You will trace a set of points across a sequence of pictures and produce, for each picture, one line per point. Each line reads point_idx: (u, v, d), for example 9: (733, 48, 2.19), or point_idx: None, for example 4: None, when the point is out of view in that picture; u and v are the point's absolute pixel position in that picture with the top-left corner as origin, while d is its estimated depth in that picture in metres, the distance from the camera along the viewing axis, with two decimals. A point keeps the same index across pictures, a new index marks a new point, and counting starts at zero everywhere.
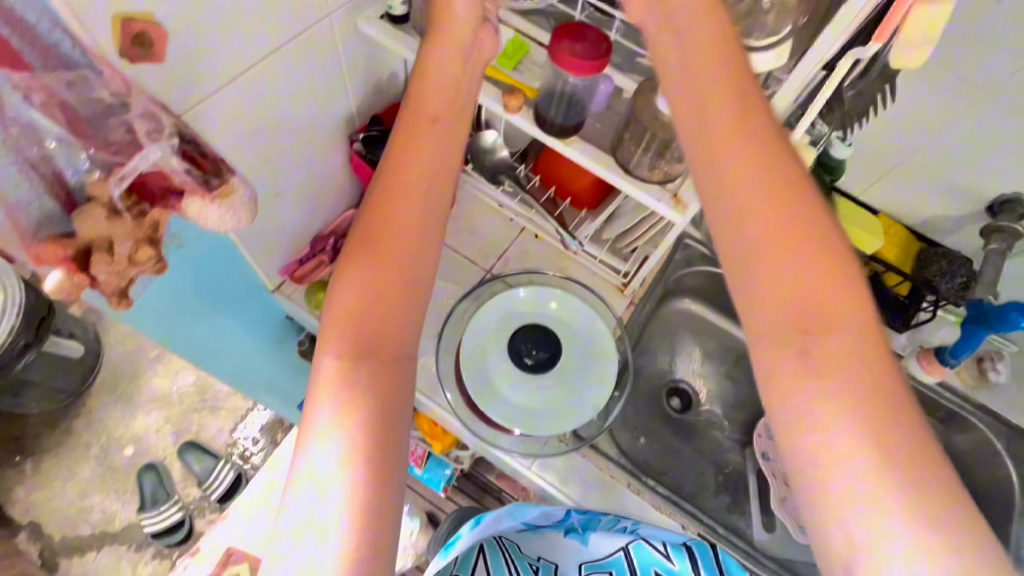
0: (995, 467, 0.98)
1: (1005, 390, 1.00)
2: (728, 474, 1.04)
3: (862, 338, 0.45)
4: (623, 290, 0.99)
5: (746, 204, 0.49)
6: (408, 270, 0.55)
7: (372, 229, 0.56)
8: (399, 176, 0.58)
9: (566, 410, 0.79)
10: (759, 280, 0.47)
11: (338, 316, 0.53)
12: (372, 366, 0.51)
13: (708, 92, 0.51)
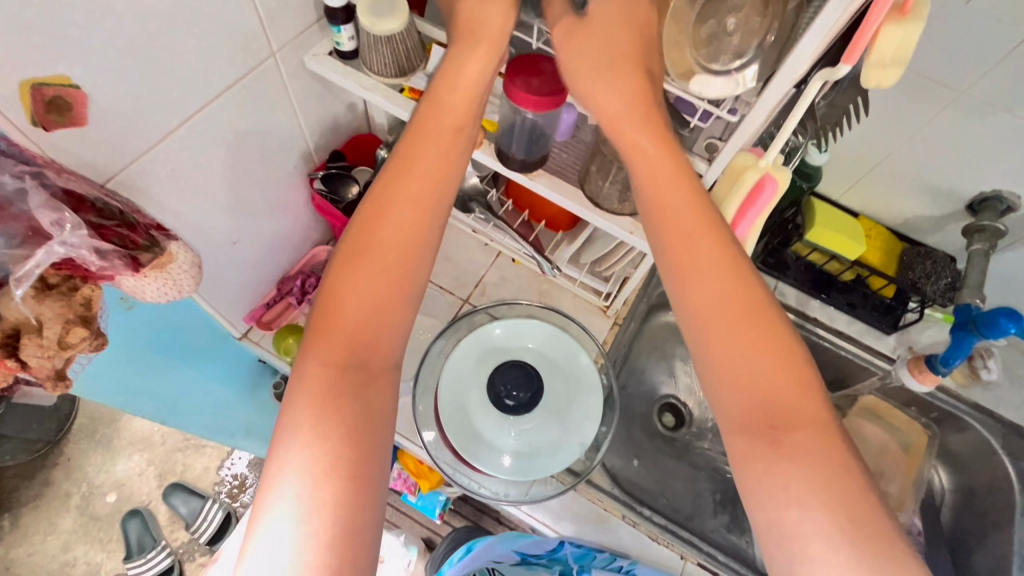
0: (992, 467, 0.96)
1: (998, 386, 0.99)
2: (726, 491, 1.01)
3: (829, 436, 0.43)
4: (606, 311, 0.97)
5: (708, 299, 0.48)
6: (393, 306, 0.51)
7: (362, 253, 0.51)
8: (405, 172, 0.53)
9: (554, 448, 0.76)
10: (730, 375, 0.46)
11: (324, 318, 0.50)
12: (349, 410, 0.47)
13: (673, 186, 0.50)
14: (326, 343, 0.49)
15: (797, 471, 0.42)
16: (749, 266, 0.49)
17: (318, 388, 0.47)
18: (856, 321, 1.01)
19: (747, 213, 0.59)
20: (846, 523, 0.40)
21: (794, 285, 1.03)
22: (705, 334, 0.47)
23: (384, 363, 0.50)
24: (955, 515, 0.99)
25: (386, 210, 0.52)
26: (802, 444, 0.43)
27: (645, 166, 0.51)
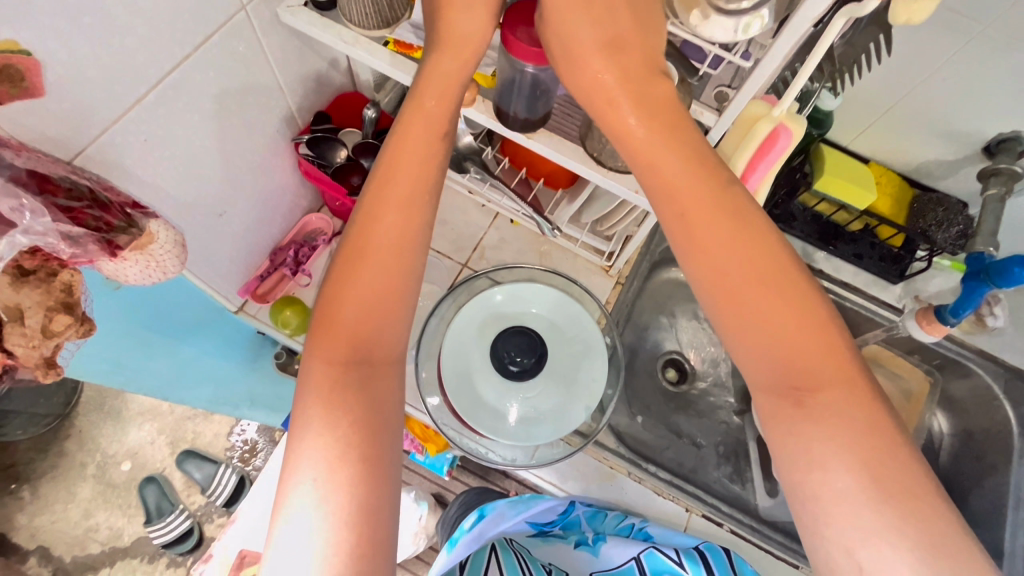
0: (993, 411, 0.97)
1: (1003, 332, 0.98)
2: (729, 443, 1.02)
3: (842, 380, 0.44)
4: (608, 270, 0.95)
5: (722, 262, 0.47)
6: (391, 299, 0.49)
7: (357, 246, 0.50)
8: (397, 154, 0.52)
9: (560, 413, 0.75)
10: (745, 332, 0.47)
11: (325, 315, 0.48)
12: (356, 400, 0.45)
13: (670, 139, 0.49)
14: (328, 338, 0.48)
15: (832, 440, 0.42)
16: (753, 212, 0.48)
17: (323, 382, 0.46)
18: (862, 272, 1.00)
19: (759, 163, 0.56)
20: (872, 482, 0.41)
21: (801, 237, 1.01)
22: (729, 312, 0.47)
23: (389, 354, 0.49)
24: (953, 459, 1.01)
25: (379, 203, 0.50)
26: (841, 412, 0.43)
27: (632, 138, 0.50)
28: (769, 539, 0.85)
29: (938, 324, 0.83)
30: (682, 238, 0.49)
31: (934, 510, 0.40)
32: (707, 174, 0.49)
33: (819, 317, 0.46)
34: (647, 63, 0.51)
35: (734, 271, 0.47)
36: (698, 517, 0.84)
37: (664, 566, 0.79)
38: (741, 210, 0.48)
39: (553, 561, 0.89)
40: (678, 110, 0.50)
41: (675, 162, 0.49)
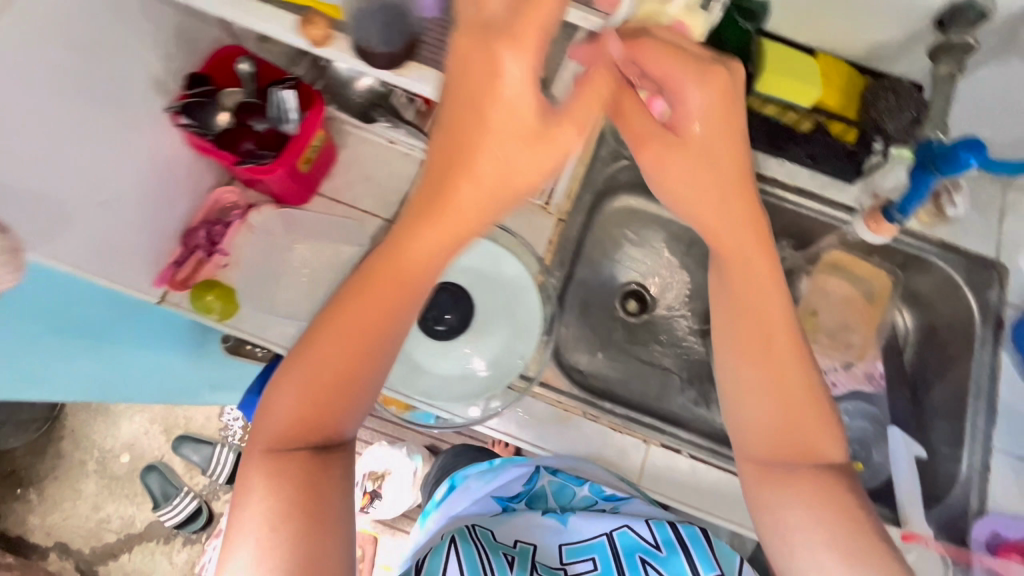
0: (955, 302, 0.95)
1: (964, 219, 0.95)
2: (691, 367, 1.01)
3: (806, 407, 0.59)
4: (548, 208, 0.90)
5: (744, 355, 0.59)
6: (352, 393, 0.55)
7: (343, 347, 0.54)
8: (400, 254, 0.52)
9: (494, 368, 0.78)
10: (755, 399, 0.59)
11: (291, 407, 0.54)
12: (304, 482, 0.53)
13: (699, 183, 0.55)
14: (284, 422, 0.54)
15: (809, 519, 0.57)
16: (774, 288, 0.59)
17: (271, 455, 0.53)
18: (818, 174, 0.95)
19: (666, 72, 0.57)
20: (822, 524, 0.56)
21: (751, 144, 0.95)
22: (744, 373, 0.59)
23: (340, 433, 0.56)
24: (917, 352, 0.99)
25: (372, 295, 0.53)
26: (814, 515, 0.56)
27: (679, 191, 0.56)
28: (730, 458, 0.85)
29: (884, 223, 0.88)
30: (726, 330, 0.60)
31: (861, 524, 0.56)
32: (756, 228, 0.58)
33: (806, 387, 0.59)
34: (594, 97, 0.50)
35: (751, 379, 0.59)
36: (657, 446, 0.83)
37: (636, 548, 0.80)
38: (769, 335, 0.59)
39: (519, 539, 0.83)
40: (742, 179, 0.57)
41: (713, 238, 0.58)
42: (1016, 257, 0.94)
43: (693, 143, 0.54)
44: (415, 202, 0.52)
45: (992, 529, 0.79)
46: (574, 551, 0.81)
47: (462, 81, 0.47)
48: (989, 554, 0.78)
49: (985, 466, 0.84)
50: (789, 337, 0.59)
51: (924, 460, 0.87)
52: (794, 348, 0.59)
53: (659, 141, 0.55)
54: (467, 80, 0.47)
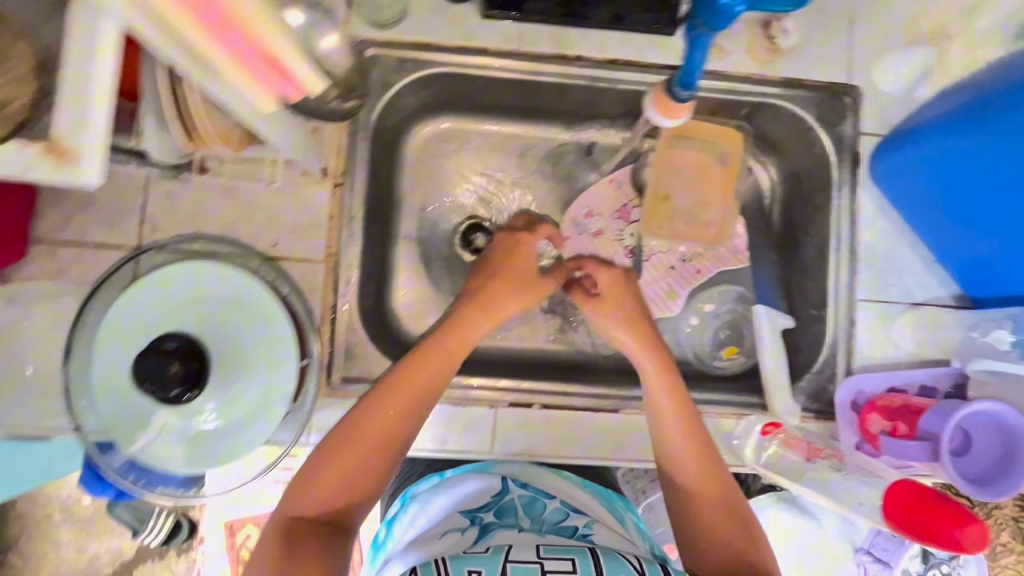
0: (810, 145, 0.83)
1: (807, 46, 0.80)
2: (553, 293, 0.90)
3: (738, 532, 0.60)
4: (318, 176, 0.74)
5: (678, 430, 0.66)
6: (371, 493, 0.58)
7: (369, 440, 0.58)
8: (413, 376, 0.62)
9: (250, 413, 0.60)
10: (688, 480, 0.63)
11: (317, 487, 0.56)
12: (329, 565, 0.52)
13: (608, 303, 0.75)
14: (330, 496, 0.56)
15: (721, 531, 0.60)
16: (686, 401, 0.67)
17: (301, 529, 0.54)
18: (631, 36, 0.79)
19: (219, 23, 0.36)
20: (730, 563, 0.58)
21: (544, 20, 0.77)
22: (687, 473, 0.64)
23: (359, 531, 0.57)
24: (785, 207, 0.88)
25: (404, 379, 0.62)
26: (722, 526, 0.60)
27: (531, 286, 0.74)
28: (588, 392, 0.79)
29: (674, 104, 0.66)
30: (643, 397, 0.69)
31: None
32: (632, 328, 0.73)
33: (727, 503, 0.62)
34: (526, 273, 0.74)
35: (697, 488, 0.63)
36: (504, 409, 0.76)
37: (620, 569, 0.48)
38: (683, 404, 0.67)
39: (497, 545, 0.54)
40: (632, 316, 0.74)
41: (630, 346, 0.72)
42: (870, 72, 0.81)
43: (611, 298, 0.75)
44: (413, 350, 0.65)
45: (857, 389, 0.76)
46: (552, 552, 0.51)
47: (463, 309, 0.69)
48: (856, 417, 0.76)
49: (852, 321, 0.79)
50: (732, 491, 0.63)
51: (792, 328, 0.82)
52: (711, 456, 0.65)
53: (589, 303, 0.76)
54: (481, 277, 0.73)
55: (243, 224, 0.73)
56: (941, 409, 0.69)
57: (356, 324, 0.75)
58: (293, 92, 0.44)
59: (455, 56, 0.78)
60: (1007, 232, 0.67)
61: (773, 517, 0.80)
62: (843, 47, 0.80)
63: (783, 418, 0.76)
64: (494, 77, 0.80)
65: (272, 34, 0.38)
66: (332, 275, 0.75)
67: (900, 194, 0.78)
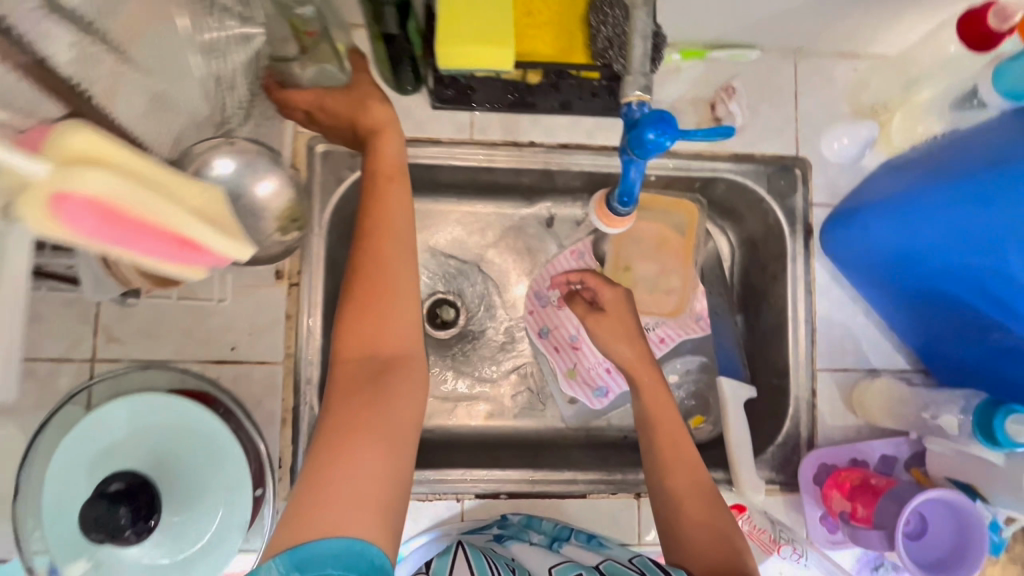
0: (764, 216, 0.84)
1: (754, 121, 0.81)
2: (520, 368, 0.90)
3: (731, 549, 0.60)
4: (274, 277, 0.73)
5: (668, 437, 0.68)
6: (399, 338, 0.55)
7: (371, 290, 0.55)
8: (386, 186, 0.58)
9: (204, 546, 0.59)
10: (680, 489, 0.65)
11: (350, 318, 0.55)
12: (365, 414, 0.51)
13: (627, 326, 0.74)
14: (355, 344, 0.54)
15: (708, 537, 0.62)
16: (673, 412, 0.70)
17: (341, 377, 0.54)
18: (580, 119, 0.79)
19: (133, 239, 0.34)
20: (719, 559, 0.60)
21: (493, 108, 0.76)
22: (677, 485, 0.65)
23: (402, 363, 0.55)
24: (744, 272, 0.89)
25: (384, 192, 0.57)
26: (706, 533, 0.62)
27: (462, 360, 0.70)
28: (555, 475, 0.79)
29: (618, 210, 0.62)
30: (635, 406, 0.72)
31: None
32: (627, 337, 0.74)
33: (723, 521, 0.63)
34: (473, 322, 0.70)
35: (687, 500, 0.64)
36: (471, 500, 0.76)
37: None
38: (671, 422, 0.69)
39: (516, 557, 0.67)
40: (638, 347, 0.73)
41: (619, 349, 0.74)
42: (817, 143, 0.82)
43: (614, 312, 0.76)
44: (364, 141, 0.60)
45: (819, 462, 0.77)
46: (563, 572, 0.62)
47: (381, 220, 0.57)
48: (818, 490, 0.76)
49: (812, 390, 0.80)
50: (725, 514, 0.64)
51: (755, 397, 0.83)
52: (699, 471, 0.66)
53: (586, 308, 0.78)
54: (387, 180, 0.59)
55: (198, 329, 0.73)
56: (898, 495, 0.67)
57: (318, 422, 0.75)
58: (218, 263, 0.42)
59: (407, 148, 0.78)
60: (947, 308, 0.69)
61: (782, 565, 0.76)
62: (789, 119, 0.82)
63: (748, 499, 0.77)
64: (448, 165, 0.80)
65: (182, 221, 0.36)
66: (292, 374, 0.74)
67: (850, 257, 0.78)
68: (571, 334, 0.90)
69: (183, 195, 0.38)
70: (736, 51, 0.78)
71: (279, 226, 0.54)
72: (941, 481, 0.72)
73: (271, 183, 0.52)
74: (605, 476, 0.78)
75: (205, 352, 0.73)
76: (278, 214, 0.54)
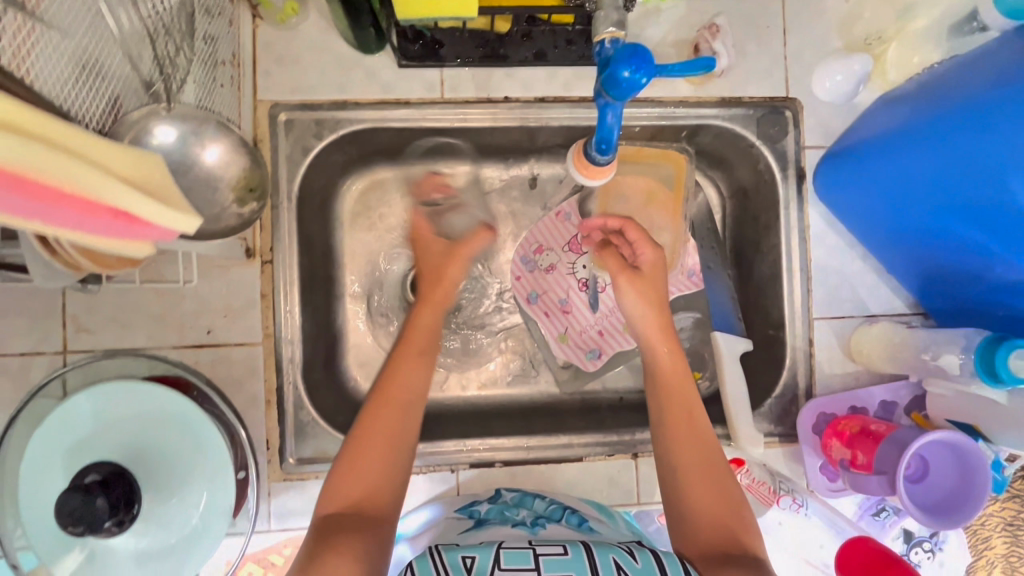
0: (754, 162, 0.80)
1: (740, 61, 0.77)
2: (510, 337, 0.87)
3: (734, 520, 0.58)
4: (246, 255, 0.70)
5: (680, 403, 0.65)
6: (385, 495, 0.57)
7: (367, 442, 0.58)
8: (398, 385, 0.63)
9: (191, 533, 0.59)
10: (687, 456, 0.62)
11: (337, 477, 0.57)
12: (338, 554, 0.50)
13: (656, 293, 0.70)
14: (337, 501, 0.56)
15: (716, 514, 0.58)
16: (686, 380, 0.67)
17: (322, 529, 0.53)
18: (557, 70, 0.75)
19: (50, 211, 0.30)
20: (727, 539, 0.56)
21: (463, 63, 0.73)
22: (682, 455, 0.62)
23: (380, 523, 0.55)
24: (736, 224, 0.86)
25: (394, 399, 0.62)
26: (714, 508, 0.59)
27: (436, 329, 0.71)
28: (550, 441, 0.77)
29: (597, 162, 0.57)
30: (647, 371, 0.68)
31: None
32: (656, 303, 0.70)
33: (732, 491, 0.60)
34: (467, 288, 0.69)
35: (692, 468, 0.61)
36: (466, 470, 0.76)
37: (609, 553, 0.53)
38: (682, 386, 0.66)
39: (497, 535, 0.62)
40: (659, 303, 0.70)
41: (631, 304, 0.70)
42: (808, 83, 0.78)
43: (651, 275, 0.71)
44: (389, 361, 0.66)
45: (819, 411, 0.75)
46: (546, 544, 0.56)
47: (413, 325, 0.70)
48: (818, 440, 0.75)
49: (808, 341, 0.78)
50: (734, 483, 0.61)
51: (751, 351, 0.81)
52: (710, 441, 0.63)
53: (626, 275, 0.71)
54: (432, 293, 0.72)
55: (172, 313, 0.70)
56: (900, 440, 0.65)
57: (304, 402, 0.73)
58: (158, 234, 0.39)
59: (375, 111, 0.73)
60: (956, 249, 0.65)
61: (784, 517, 0.75)
62: (778, 59, 0.77)
63: (746, 453, 0.76)
64: (420, 127, 0.75)
65: (102, 186, 0.33)
66: (273, 355, 0.72)
67: (851, 206, 0.75)
68: (561, 298, 0.86)
69: (98, 159, 0.34)
70: None
71: (237, 197, 0.50)
72: (941, 422, 0.71)
73: (219, 148, 0.48)
74: (600, 439, 0.77)
75: (181, 337, 0.70)
76: (234, 184, 0.50)
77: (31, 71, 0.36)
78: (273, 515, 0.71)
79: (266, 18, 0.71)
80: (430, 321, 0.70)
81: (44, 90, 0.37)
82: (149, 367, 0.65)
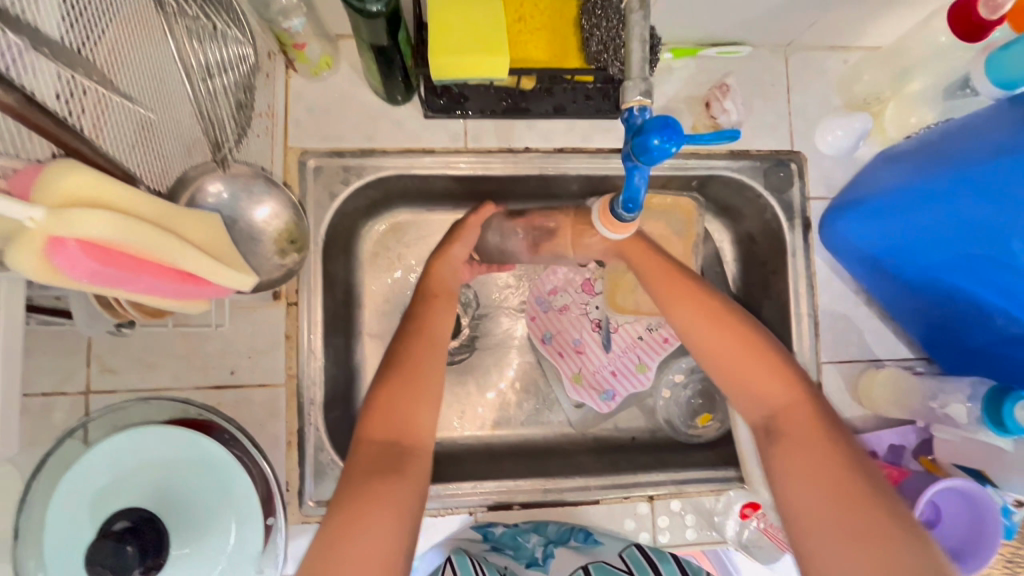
0: (761, 211, 0.83)
1: (748, 117, 0.81)
2: (523, 376, 0.88)
3: (767, 371, 0.63)
4: (274, 296, 0.72)
5: (672, 285, 0.71)
6: (424, 425, 0.64)
7: (407, 379, 0.65)
8: (433, 329, 0.71)
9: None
10: (702, 326, 0.68)
11: (381, 401, 0.64)
12: (381, 492, 0.57)
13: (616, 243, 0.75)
14: (383, 425, 0.63)
15: (763, 386, 0.63)
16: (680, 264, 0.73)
17: (361, 459, 0.60)
18: (575, 123, 0.78)
19: (130, 277, 0.32)
20: (776, 406, 0.62)
21: (486, 115, 0.75)
22: (704, 329, 0.67)
23: (416, 456, 0.62)
24: (744, 268, 0.89)
25: (431, 340, 0.70)
26: (757, 373, 0.64)
27: (449, 286, 0.77)
28: (566, 482, 0.78)
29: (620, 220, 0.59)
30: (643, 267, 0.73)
31: (863, 508, 0.53)
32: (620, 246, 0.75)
33: (762, 347, 0.65)
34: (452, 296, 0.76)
35: (716, 338, 0.66)
36: (482, 512, 0.76)
37: None
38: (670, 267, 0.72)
39: (508, 566, 0.72)
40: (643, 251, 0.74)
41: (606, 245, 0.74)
42: (811, 137, 0.82)
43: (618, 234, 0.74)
44: (426, 298, 0.74)
45: None
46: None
47: (424, 304, 0.74)
48: None
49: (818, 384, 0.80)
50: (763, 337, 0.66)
51: None
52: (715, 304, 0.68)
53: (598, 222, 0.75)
54: (441, 254, 0.77)
55: (196, 353, 0.71)
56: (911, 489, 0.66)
57: (324, 443, 0.73)
58: (214, 292, 0.40)
59: (401, 159, 0.76)
60: (960, 300, 0.68)
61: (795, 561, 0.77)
62: (783, 114, 0.82)
63: (760, 496, 0.77)
64: (443, 174, 0.78)
65: (174, 252, 0.34)
66: (295, 396, 0.72)
67: (851, 250, 0.78)
68: (574, 338, 0.88)
69: (172, 226, 0.36)
70: (728, 49, 0.78)
71: (277, 248, 0.53)
72: (950, 468, 0.73)
73: (269, 206, 0.52)
74: (615, 478, 0.78)
75: (205, 377, 0.71)
76: (275, 237, 0.53)
77: (108, 139, 0.38)
78: (291, 558, 0.72)
79: (299, 71, 0.74)
80: (448, 276, 0.77)
81: (114, 153, 0.39)
82: (172, 409, 0.65)
